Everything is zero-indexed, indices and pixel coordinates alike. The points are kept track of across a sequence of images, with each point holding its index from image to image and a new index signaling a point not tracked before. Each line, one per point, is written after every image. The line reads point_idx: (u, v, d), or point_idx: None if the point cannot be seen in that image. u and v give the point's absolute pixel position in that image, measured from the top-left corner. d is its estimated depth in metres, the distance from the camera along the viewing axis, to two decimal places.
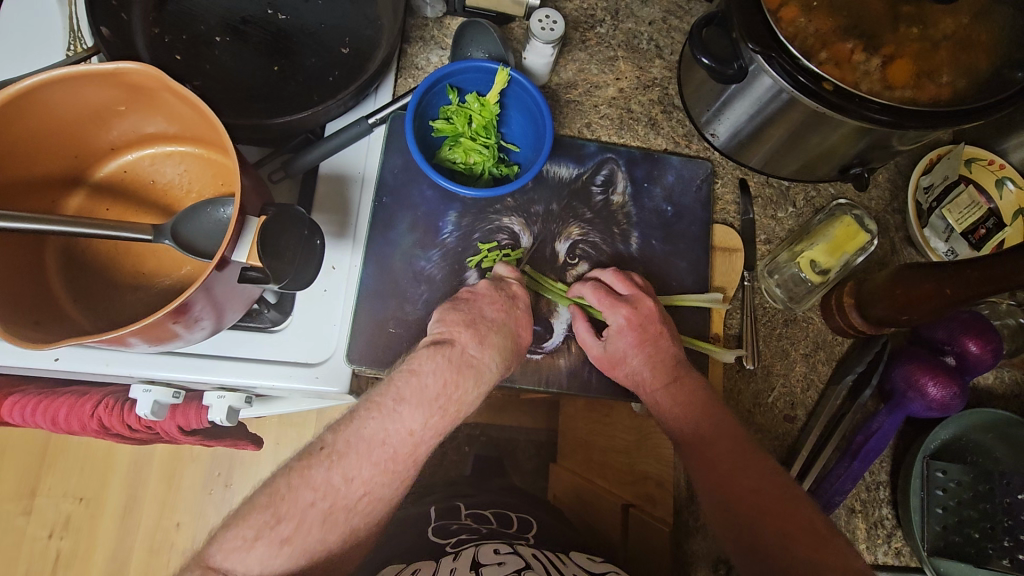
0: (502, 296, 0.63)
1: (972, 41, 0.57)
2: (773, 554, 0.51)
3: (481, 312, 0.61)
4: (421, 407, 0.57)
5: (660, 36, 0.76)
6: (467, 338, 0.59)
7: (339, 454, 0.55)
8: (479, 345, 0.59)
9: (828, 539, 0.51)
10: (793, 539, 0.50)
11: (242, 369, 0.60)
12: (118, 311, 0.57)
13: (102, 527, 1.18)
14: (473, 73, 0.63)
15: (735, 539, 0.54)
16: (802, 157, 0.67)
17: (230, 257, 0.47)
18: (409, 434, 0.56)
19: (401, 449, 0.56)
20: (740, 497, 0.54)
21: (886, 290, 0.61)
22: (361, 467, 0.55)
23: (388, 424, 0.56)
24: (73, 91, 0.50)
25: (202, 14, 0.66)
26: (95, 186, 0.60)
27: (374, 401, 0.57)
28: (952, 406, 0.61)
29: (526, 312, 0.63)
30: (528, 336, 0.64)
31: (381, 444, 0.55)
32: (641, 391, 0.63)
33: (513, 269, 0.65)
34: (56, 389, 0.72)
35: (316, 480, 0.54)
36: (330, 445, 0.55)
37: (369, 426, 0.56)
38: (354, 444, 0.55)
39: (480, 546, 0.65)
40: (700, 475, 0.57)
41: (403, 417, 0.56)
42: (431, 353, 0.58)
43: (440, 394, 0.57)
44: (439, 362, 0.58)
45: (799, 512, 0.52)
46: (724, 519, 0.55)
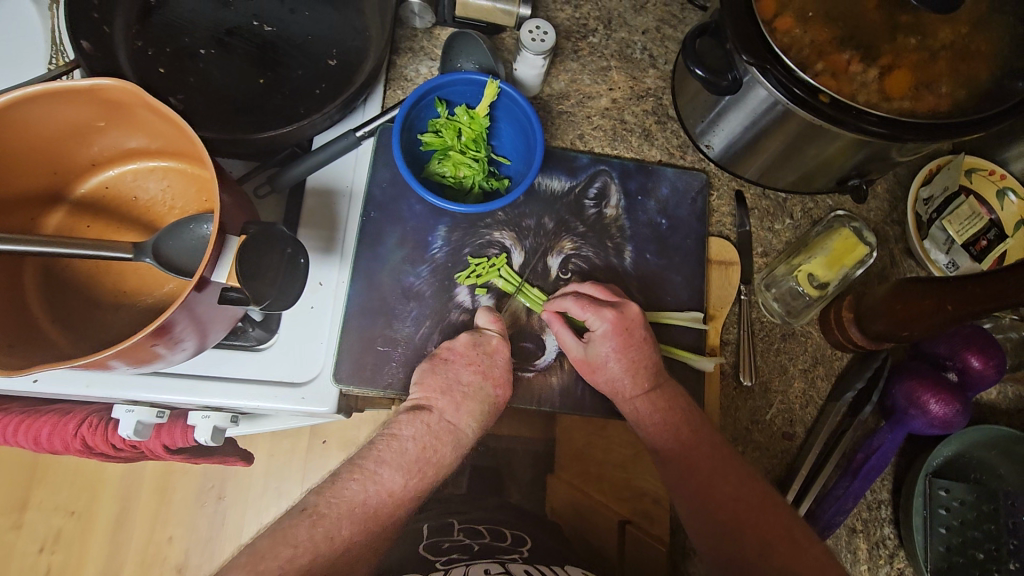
0: (482, 351, 0.61)
1: (971, 50, 0.56)
2: (753, 567, 0.53)
3: (457, 377, 0.60)
4: (400, 470, 0.57)
5: (654, 45, 0.75)
6: (443, 404, 0.59)
7: (320, 514, 0.52)
8: (456, 411, 0.60)
9: (808, 549, 0.53)
10: (773, 549, 0.52)
11: (224, 391, 0.58)
12: (98, 331, 0.56)
13: (94, 541, 1.16)
14: (461, 85, 0.61)
15: (715, 549, 0.55)
16: (800, 168, 0.66)
17: (210, 277, 0.46)
18: (389, 495, 0.55)
19: (382, 510, 0.55)
20: (720, 504, 0.56)
21: (886, 305, 0.59)
22: (342, 526, 0.52)
23: (369, 485, 0.55)
24: (48, 107, 0.48)
25: (187, 26, 0.65)
26: (75, 203, 0.59)
27: (356, 463, 0.57)
28: (955, 423, 0.60)
29: (504, 369, 0.61)
30: (507, 396, 0.62)
31: (362, 504, 0.54)
32: (620, 397, 0.61)
33: (494, 318, 0.63)
34: (40, 407, 0.70)
35: (297, 537, 0.50)
36: (312, 505, 0.53)
37: (351, 488, 0.55)
38: (336, 505, 0.53)
39: (470, 565, 0.63)
40: (683, 489, 0.58)
41: (383, 479, 0.56)
42: (409, 418, 0.59)
43: (419, 457, 0.58)
44: (418, 427, 0.59)
45: (778, 519, 0.54)
46: (709, 528, 0.56)
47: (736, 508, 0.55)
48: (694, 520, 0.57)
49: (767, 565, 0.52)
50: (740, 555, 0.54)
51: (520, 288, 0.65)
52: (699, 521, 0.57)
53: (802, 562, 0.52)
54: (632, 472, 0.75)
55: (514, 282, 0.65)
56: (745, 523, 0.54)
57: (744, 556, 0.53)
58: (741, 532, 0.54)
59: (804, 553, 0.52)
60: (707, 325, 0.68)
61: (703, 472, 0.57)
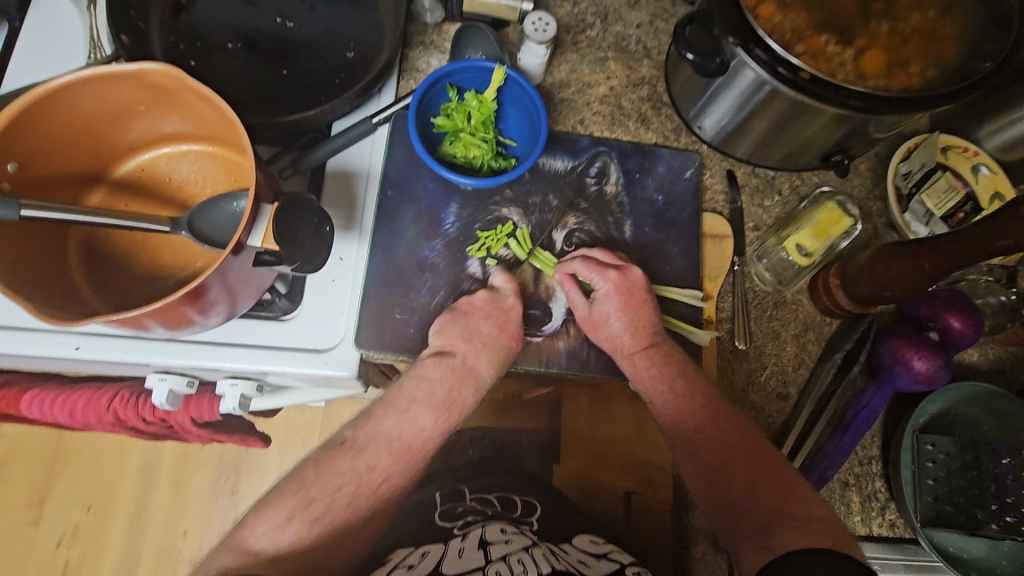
0: (497, 309, 0.66)
1: (938, 33, 0.61)
2: (742, 505, 0.57)
3: (478, 327, 0.64)
4: (430, 410, 0.63)
5: (648, 38, 0.81)
6: (466, 349, 0.64)
7: (360, 446, 0.61)
8: (478, 356, 0.64)
9: (795, 489, 0.57)
10: (760, 489, 0.57)
11: (253, 355, 0.62)
12: (135, 301, 0.60)
13: (111, 535, 1.19)
14: (472, 72, 0.67)
15: (706, 491, 0.60)
16: (787, 146, 0.70)
17: (245, 241, 0.51)
18: (421, 431, 0.62)
19: (415, 444, 0.62)
20: (710, 450, 0.60)
21: (870, 268, 0.63)
22: (382, 458, 0.61)
23: (403, 421, 0.62)
24: (98, 90, 0.53)
25: (215, 23, 0.70)
26: (114, 183, 0.64)
27: (389, 400, 0.63)
28: (937, 379, 0.64)
29: (518, 325, 0.66)
30: (519, 345, 0.66)
31: (398, 438, 0.62)
32: (619, 353, 0.65)
33: (509, 279, 0.68)
34: (73, 384, 0.74)
35: (342, 467, 0.60)
36: (352, 439, 0.62)
37: (386, 424, 0.62)
38: (374, 440, 0.61)
39: (487, 526, 0.67)
40: (676, 439, 0.62)
41: (416, 416, 0.62)
42: (434, 362, 0.64)
43: (446, 398, 0.63)
44: (444, 370, 0.64)
45: (767, 463, 0.58)
46: (700, 473, 0.60)
47: (723, 453, 0.59)
48: (687, 466, 0.61)
49: (756, 503, 0.56)
50: (730, 497, 0.58)
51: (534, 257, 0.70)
52: (696, 471, 0.60)
53: (790, 502, 0.56)
54: (637, 446, 0.77)
55: (526, 249, 0.70)
56: (734, 469, 0.59)
57: (733, 497, 0.58)
58: (732, 478, 0.58)
59: (791, 493, 0.56)
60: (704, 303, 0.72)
61: (690, 428, 0.61)
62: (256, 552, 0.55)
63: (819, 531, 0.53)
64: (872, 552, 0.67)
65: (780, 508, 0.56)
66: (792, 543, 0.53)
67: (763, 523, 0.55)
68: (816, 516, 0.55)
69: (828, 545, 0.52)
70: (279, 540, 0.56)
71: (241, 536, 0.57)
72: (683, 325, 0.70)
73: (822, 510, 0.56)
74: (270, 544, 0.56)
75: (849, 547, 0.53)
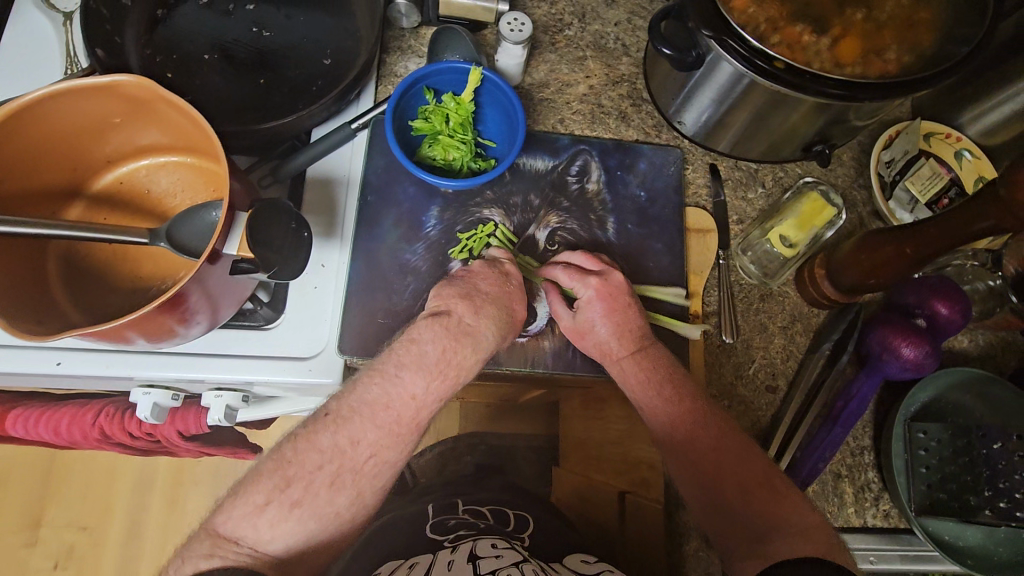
0: (496, 274, 0.65)
1: (913, 19, 0.61)
2: (734, 511, 0.57)
3: (476, 286, 0.64)
4: (422, 373, 0.60)
5: (626, 36, 0.81)
6: (463, 308, 0.62)
7: (344, 418, 0.58)
8: (475, 314, 0.62)
9: (785, 493, 0.57)
10: (753, 496, 0.57)
11: (237, 366, 0.62)
12: (115, 314, 0.59)
13: (107, 554, 1.18)
14: (448, 74, 0.67)
15: (699, 495, 0.60)
16: (768, 138, 0.70)
17: (221, 249, 0.51)
18: (411, 398, 0.59)
19: (404, 412, 0.59)
20: (702, 454, 0.59)
21: (853, 257, 0.63)
22: (366, 431, 0.58)
23: (390, 388, 0.59)
24: (72, 104, 0.53)
25: (192, 35, 0.70)
26: (92, 198, 0.63)
27: (377, 368, 0.60)
28: (926, 366, 0.63)
29: (519, 288, 0.66)
30: (524, 312, 0.66)
31: (385, 407, 0.59)
32: (609, 359, 0.65)
33: (505, 251, 0.68)
34: (59, 401, 0.74)
35: (323, 443, 0.58)
36: (334, 411, 0.59)
37: (372, 391, 0.59)
38: (357, 410, 0.59)
39: (478, 539, 0.64)
40: (669, 447, 0.62)
41: (404, 381, 0.59)
42: (429, 323, 0.62)
43: (440, 359, 0.60)
44: (438, 331, 0.61)
45: (758, 468, 0.58)
46: (692, 477, 0.60)
47: (717, 457, 0.59)
48: (680, 472, 0.61)
49: (749, 510, 0.56)
50: (723, 502, 0.58)
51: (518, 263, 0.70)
52: (688, 479, 0.60)
53: (780, 507, 0.56)
54: (628, 445, 0.77)
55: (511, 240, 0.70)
56: (726, 473, 0.58)
57: (726, 503, 0.58)
58: (723, 484, 0.58)
59: (782, 498, 0.57)
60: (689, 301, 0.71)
61: (680, 433, 0.61)
62: (235, 539, 0.55)
63: (813, 539, 0.54)
64: (855, 543, 0.66)
65: (773, 515, 0.56)
66: (786, 552, 0.53)
67: (758, 530, 0.55)
68: (805, 520, 0.55)
69: (823, 554, 0.53)
70: (259, 527, 0.55)
71: (216, 522, 0.56)
72: (673, 321, 0.70)
73: (812, 514, 0.56)
74: (249, 530, 0.55)
75: (841, 554, 0.54)
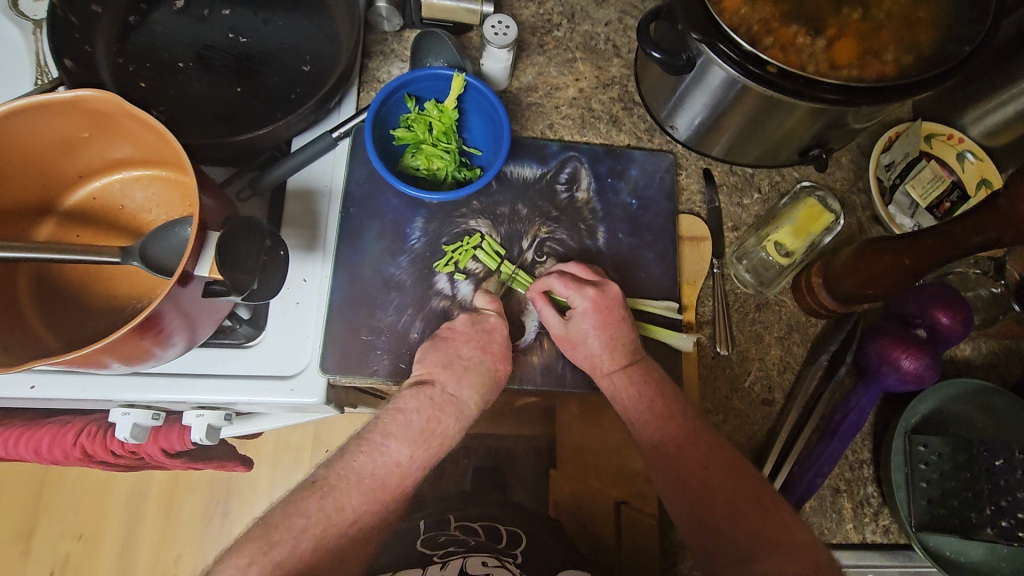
0: (480, 333, 0.63)
1: (912, 18, 0.58)
2: (722, 532, 0.55)
3: (458, 352, 0.62)
4: (407, 442, 0.60)
5: (616, 36, 0.78)
6: (446, 377, 0.61)
7: (329, 486, 0.57)
8: (458, 383, 0.62)
9: (774, 513, 0.55)
10: (741, 515, 0.55)
11: (217, 386, 0.60)
12: (88, 336, 0.58)
13: (103, 565, 1.16)
14: (430, 80, 0.64)
15: (686, 513, 0.58)
16: (763, 143, 0.68)
17: (193, 271, 0.48)
18: (396, 466, 0.59)
19: (388, 480, 0.59)
20: (691, 473, 0.58)
21: (851, 267, 0.61)
22: (351, 497, 0.57)
23: (376, 457, 0.59)
24: (35, 121, 0.51)
25: (167, 42, 0.68)
26: (65, 214, 0.62)
27: (363, 437, 0.61)
28: (927, 378, 0.61)
29: (503, 347, 0.63)
30: (508, 370, 0.64)
31: (371, 475, 0.58)
32: (598, 372, 0.63)
33: (493, 301, 0.65)
34: (40, 419, 0.72)
35: (309, 508, 0.55)
36: (322, 478, 0.57)
37: (359, 460, 0.59)
38: (345, 477, 0.58)
39: (468, 557, 0.63)
40: (658, 464, 0.60)
41: (390, 450, 0.59)
42: (412, 393, 0.61)
43: (424, 428, 0.60)
44: (422, 401, 0.61)
45: (745, 488, 0.56)
46: (680, 494, 0.58)
47: (704, 475, 0.57)
48: (669, 489, 0.59)
49: (735, 530, 0.55)
50: (710, 522, 0.56)
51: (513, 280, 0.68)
52: (676, 497, 0.59)
53: (769, 527, 0.54)
54: (625, 456, 0.75)
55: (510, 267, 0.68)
56: (716, 492, 0.57)
57: (712, 524, 0.56)
58: (711, 502, 0.56)
59: (772, 518, 0.55)
60: (682, 315, 0.69)
61: (667, 451, 0.59)
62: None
63: (800, 558, 0.52)
64: (844, 559, 0.65)
65: (761, 534, 0.54)
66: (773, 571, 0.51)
67: (747, 551, 0.53)
68: (795, 541, 0.53)
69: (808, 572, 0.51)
70: None
71: None
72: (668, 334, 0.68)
73: (806, 536, 0.54)
74: None
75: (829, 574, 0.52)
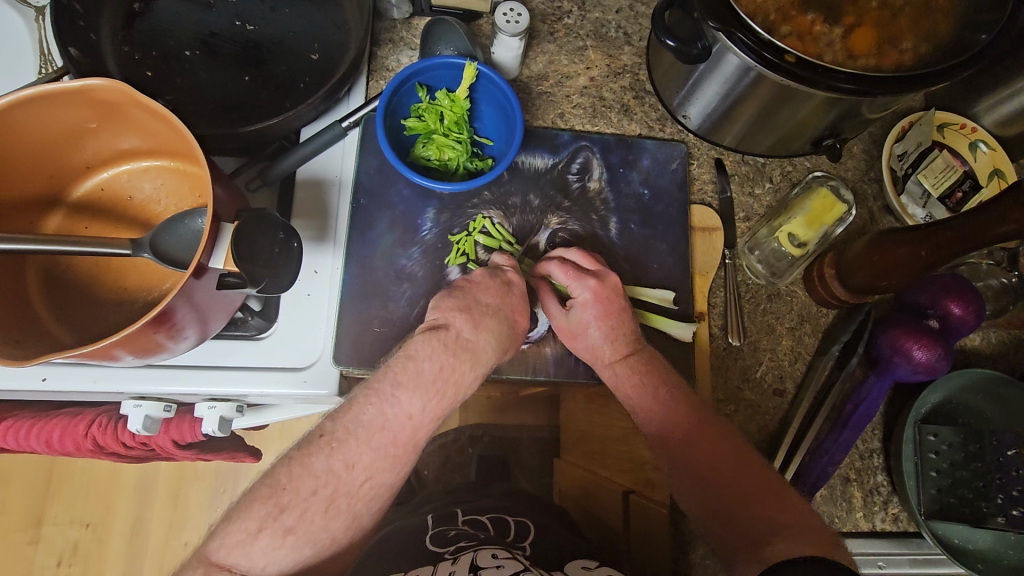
0: (498, 284, 0.63)
1: (933, 4, 0.57)
2: (734, 517, 0.55)
3: (476, 298, 0.61)
4: (419, 393, 0.57)
5: (628, 23, 0.77)
6: (461, 322, 0.60)
7: (339, 441, 0.55)
8: (475, 329, 0.60)
9: (784, 496, 0.55)
10: (754, 501, 0.55)
11: (230, 378, 0.60)
12: (99, 328, 0.57)
13: (111, 552, 1.17)
14: (441, 69, 0.64)
15: (698, 502, 0.58)
16: (776, 132, 0.67)
17: (207, 263, 0.48)
18: (408, 417, 0.57)
19: (401, 433, 0.57)
20: (701, 462, 0.58)
21: (864, 258, 0.61)
22: (362, 453, 0.55)
23: (387, 408, 0.56)
24: (43, 111, 0.50)
25: (173, 30, 0.66)
26: (73, 205, 0.61)
27: (372, 387, 0.57)
28: (939, 368, 0.60)
29: (521, 299, 0.63)
30: (526, 323, 0.64)
31: (381, 428, 0.56)
32: (600, 363, 0.64)
33: (509, 258, 0.65)
34: (50, 411, 0.72)
35: (317, 468, 0.55)
36: (329, 432, 0.56)
37: (368, 412, 0.56)
38: (354, 431, 0.56)
39: (478, 550, 0.62)
40: (663, 452, 0.60)
41: (401, 401, 0.57)
42: (426, 338, 0.59)
43: (437, 377, 0.58)
44: (435, 347, 0.58)
45: (758, 473, 0.56)
46: (688, 482, 0.58)
47: (716, 462, 0.57)
48: (679, 478, 0.59)
49: (751, 515, 0.54)
50: (723, 508, 0.56)
51: (529, 273, 0.68)
52: (687, 483, 0.58)
53: (782, 511, 0.54)
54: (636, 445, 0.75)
55: (515, 247, 0.68)
56: (726, 479, 0.56)
57: (725, 509, 0.56)
58: (723, 488, 0.56)
59: (783, 502, 0.55)
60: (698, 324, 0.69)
61: (677, 436, 0.59)
62: (229, 567, 0.52)
63: (813, 540, 0.52)
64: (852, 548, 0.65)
65: (774, 518, 0.53)
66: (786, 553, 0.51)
67: (761, 535, 0.53)
68: (806, 524, 0.53)
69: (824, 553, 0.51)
70: (252, 555, 0.52)
71: (211, 548, 0.53)
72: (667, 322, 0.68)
73: (816, 519, 0.54)
74: (243, 559, 0.52)
75: (841, 554, 0.52)
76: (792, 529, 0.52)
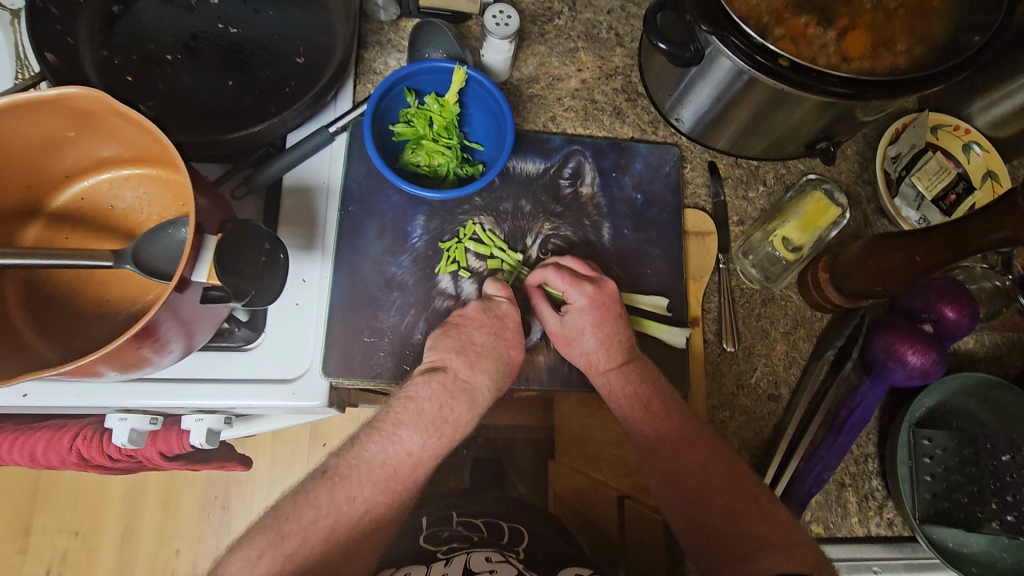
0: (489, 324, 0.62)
1: (926, 7, 0.56)
2: (722, 531, 0.56)
3: (471, 339, 0.61)
4: (418, 430, 0.59)
5: (619, 24, 0.76)
6: (458, 363, 0.60)
7: (341, 476, 0.56)
8: (471, 370, 0.61)
9: (771, 512, 0.56)
10: (741, 515, 0.55)
11: (217, 391, 0.59)
12: (80, 343, 0.56)
13: (101, 560, 1.15)
14: (430, 73, 0.62)
15: (684, 514, 0.58)
16: (769, 135, 0.66)
17: (190, 277, 0.46)
18: (408, 454, 0.58)
19: (400, 469, 0.58)
20: (690, 473, 0.58)
21: (860, 263, 0.60)
22: (362, 487, 0.56)
23: (388, 446, 0.58)
24: (18, 121, 0.49)
25: (153, 33, 0.65)
26: (52, 215, 0.59)
27: (375, 425, 0.59)
28: (933, 372, 0.60)
29: (515, 333, 0.63)
30: (520, 358, 0.63)
31: (382, 465, 0.57)
32: (593, 369, 0.63)
33: (504, 288, 0.64)
34: (33, 424, 0.70)
35: (320, 499, 0.55)
36: (333, 468, 0.57)
37: (370, 449, 0.58)
38: (356, 467, 0.57)
39: (472, 552, 0.62)
40: (653, 463, 0.60)
41: (402, 439, 0.58)
42: (424, 379, 0.60)
43: (436, 417, 0.59)
44: (434, 388, 0.59)
45: (744, 486, 0.57)
46: (675, 492, 0.59)
47: (704, 475, 0.57)
48: (664, 489, 0.59)
49: (737, 529, 0.55)
50: (709, 521, 0.56)
51: (518, 278, 0.67)
52: (674, 496, 0.59)
53: (769, 524, 0.55)
54: None
55: (515, 262, 0.67)
56: (714, 493, 0.57)
57: (711, 523, 0.56)
58: (710, 501, 0.57)
59: (771, 518, 0.55)
60: (691, 329, 0.68)
61: (666, 450, 0.59)
62: None
63: (796, 556, 0.53)
64: (836, 554, 0.65)
65: (761, 534, 0.54)
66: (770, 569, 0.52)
67: (748, 548, 0.54)
68: (792, 540, 0.54)
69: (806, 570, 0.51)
70: None
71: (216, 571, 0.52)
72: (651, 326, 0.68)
73: (805, 534, 0.55)
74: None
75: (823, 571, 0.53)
76: (776, 544, 0.53)
